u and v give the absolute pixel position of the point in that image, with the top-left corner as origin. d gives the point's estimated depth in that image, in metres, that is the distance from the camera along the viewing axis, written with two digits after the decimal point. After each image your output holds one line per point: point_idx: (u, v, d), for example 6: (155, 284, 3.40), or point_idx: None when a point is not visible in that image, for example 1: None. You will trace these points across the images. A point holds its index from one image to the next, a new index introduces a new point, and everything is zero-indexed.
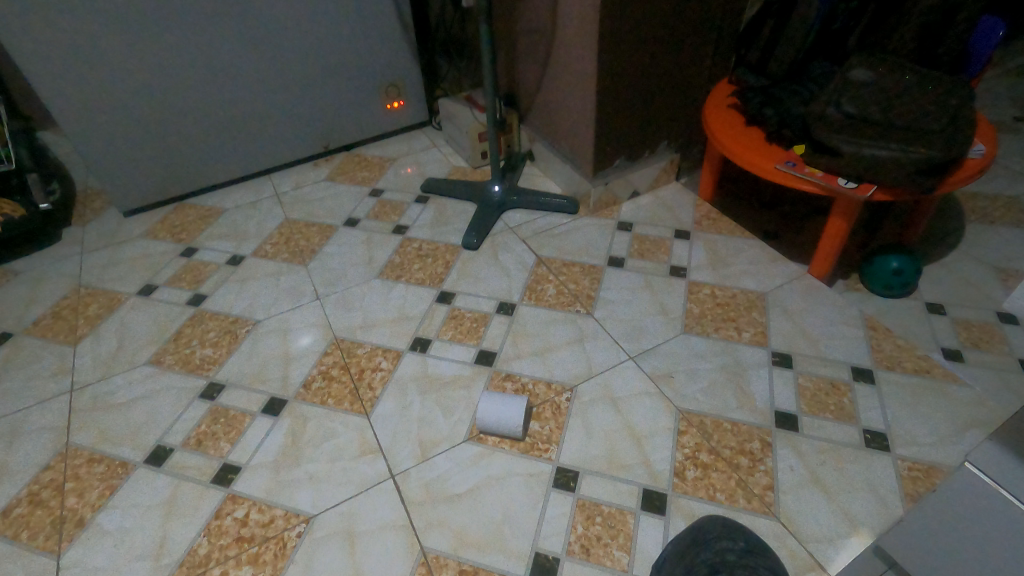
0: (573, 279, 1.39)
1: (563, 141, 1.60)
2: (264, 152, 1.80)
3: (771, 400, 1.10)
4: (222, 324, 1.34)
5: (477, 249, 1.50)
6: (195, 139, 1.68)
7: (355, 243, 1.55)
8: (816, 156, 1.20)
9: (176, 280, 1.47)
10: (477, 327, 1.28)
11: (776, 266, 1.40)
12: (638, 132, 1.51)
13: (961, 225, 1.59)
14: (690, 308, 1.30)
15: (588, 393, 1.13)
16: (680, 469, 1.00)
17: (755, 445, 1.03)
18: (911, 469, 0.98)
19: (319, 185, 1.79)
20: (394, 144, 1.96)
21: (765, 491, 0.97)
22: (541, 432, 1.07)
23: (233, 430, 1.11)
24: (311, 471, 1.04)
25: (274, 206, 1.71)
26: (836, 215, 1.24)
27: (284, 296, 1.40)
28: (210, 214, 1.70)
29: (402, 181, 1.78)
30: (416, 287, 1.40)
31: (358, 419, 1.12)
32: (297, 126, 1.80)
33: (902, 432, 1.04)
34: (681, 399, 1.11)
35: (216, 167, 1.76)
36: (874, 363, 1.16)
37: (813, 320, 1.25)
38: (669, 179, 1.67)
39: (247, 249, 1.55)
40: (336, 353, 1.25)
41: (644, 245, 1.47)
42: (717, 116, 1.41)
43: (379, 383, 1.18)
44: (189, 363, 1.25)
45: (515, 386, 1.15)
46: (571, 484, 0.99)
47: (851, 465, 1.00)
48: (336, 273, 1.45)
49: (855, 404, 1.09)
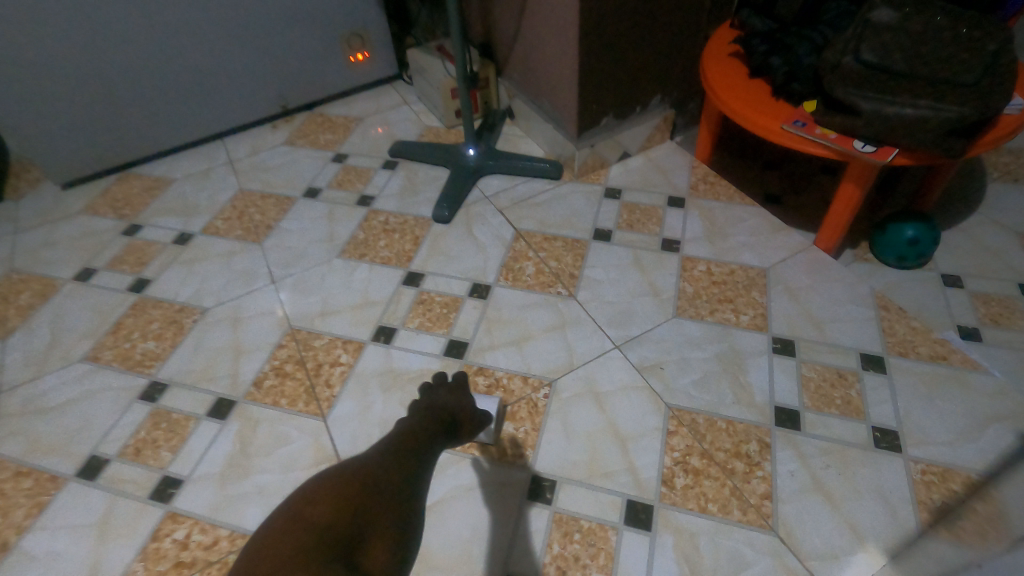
0: (555, 256, 1.25)
1: (544, 97, 1.42)
2: (214, 113, 1.62)
3: (770, 393, 0.99)
4: (167, 313, 1.21)
5: (449, 222, 1.35)
6: (137, 101, 1.50)
7: (316, 217, 1.40)
8: (830, 114, 1.04)
9: (117, 263, 1.33)
10: (446, 313, 1.16)
11: (778, 237, 1.26)
12: (628, 86, 1.34)
13: (980, 183, 1.44)
14: (684, 287, 1.17)
15: (568, 388, 1.02)
16: (668, 476, 0.90)
17: (752, 447, 0.93)
18: (926, 473, 0.89)
19: (278, 150, 1.62)
20: (361, 103, 1.78)
21: (762, 500, 0.87)
22: (516, 435, 0.97)
23: (176, 436, 1.01)
24: (261, 484, 0.94)
25: (227, 174, 1.56)
26: (849, 180, 1.09)
27: (235, 280, 1.27)
28: (157, 185, 1.54)
29: (369, 144, 1.61)
30: (381, 267, 1.27)
31: (313, 422, 1.01)
32: (248, 83, 1.61)
33: (914, 428, 0.94)
34: (670, 394, 1.00)
35: (161, 131, 1.58)
36: (885, 349, 1.04)
37: (818, 299, 1.13)
38: (662, 138, 1.51)
39: (196, 226, 1.41)
40: (291, 345, 1.13)
41: (633, 215, 1.33)
42: (717, 67, 1.23)
43: (338, 379, 1.07)
44: (129, 359, 1.13)
45: (488, 381, 1.04)
46: (548, 495, 0.90)
47: (858, 468, 0.90)
48: (294, 252, 1.32)
49: (863, 397, 0.98)
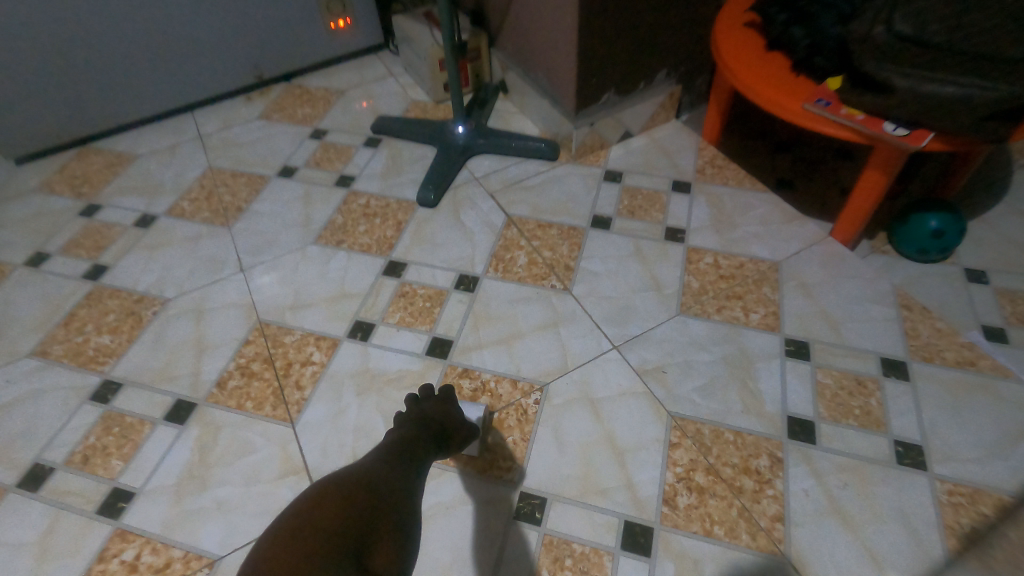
0: (549, 245, 1.15)
1: (540, 70, 1.30)
2: (183, 84, 1.49)
3: (782, 402, 0.91)
4: (124, 304, 1.11)
5: (435, 206, 1.25)
6: (94, 69, 1.37)
7: (290, 199, 1.29)
8: (858, 93, 0.93)
9: (72, 247, 1.22)
10: (430, 308, 1.06)
11: (791, 228, 1.16)
12: (633, 60, 1.22)
13: (1008, 169, 1.34)
14: (689, 282, 1.08)
15: (561, 394, 0.93)
16: (670, 494, 0.82)
17: (763, 462, 0.85)
18: (953, 494, 0.81)
19: (251, 125, 1.50)
20: (342, 74, 1.64)
21: (773, 523, 0.79)
22: (503, 445, 0.88)
23: (128, 443, 0.91)
24: (221, 498, 0.85)
25: (196, 150, 1.44)
26: (874, 166, 0.99)
27: (200, 267, 1.16)
28: (119, 162, 1.42)
29: (350, 120, 1.49)
30: (360, 255, 1.16)
31: (280, 429, 0.92)
32: (220, 51, 1.48)
33: (940, 443, 0.85)
34: (673, 401, 0.91)
35: (123, 102, 1.45)
36: (908, 354, 0.96)
37: (835, 297, 1.04)
38: (667, 117, 1.39)
39: (160, 207, 1.30)
40: (259, 341, 1.03)
41: (635, 201, 1.23)
42: (732, 38, 1.12)
43: (310, 381, 0.97)
44: (80, 354, 1.03)
45: (473, 384, 0.95)
46: (537, 515, 0.81)
47: (878, 488, 0.82)
48: (266, 238, 1.21)
49: (884, 407, 0.89)
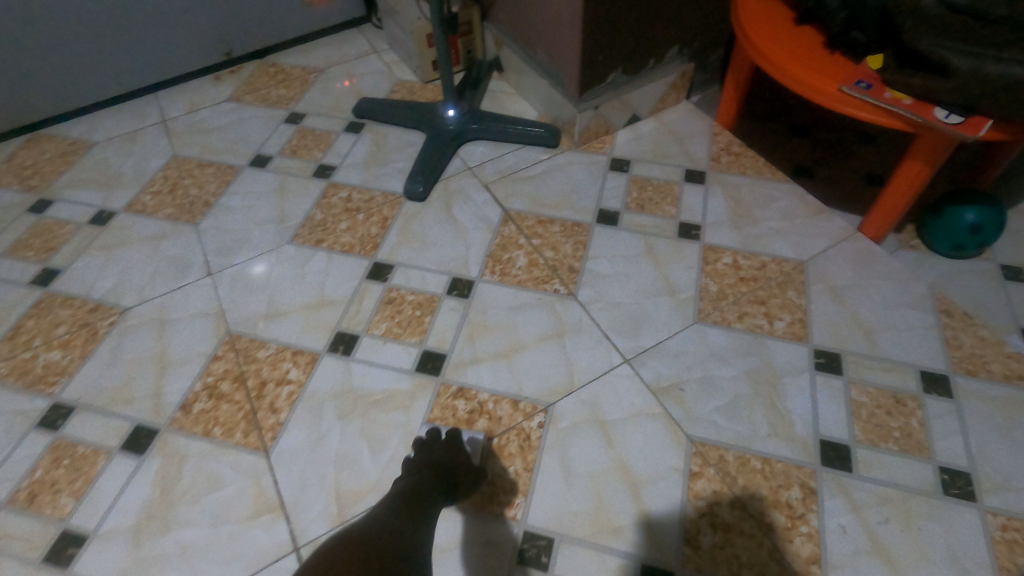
0: (551, 244, 1.04)
1: (540, 47, 1.17)
2: (143, 63, 1.35)
3: (814, 424, 0.81)
4: (77, 314, 0.99)
5: (424, 200, 1.13)
6: (39, 48, 1.22)
7: (263, 192, 1.16)
8: (906, 74, 0.82)
9: (20, 248, 1.10)
10: (419, 317, 0.95)
11: (817, 223, 1.06)
12: (642, 35, 1.09)
13: None
14: (706, 285, 0.97)
15: (567, 416, 0.83)
16: (693, 533, 0.73)
17: (795, 494, 0.76)
18: (1007, 530, 0.72)
19: (221, 108, 1.36)
20: (321, 51, 1.50)
21: (807, 566, 0.71)
22: (503, 477, 0.78)
23: (80, 478, 0.81)
24: (185, 540, 0.75)
25: (160, 136, 1.30)
26: (918, 156, 0.88)
27: (162, 271, 1.04)
28: (73, 150, 1.28)
29: (330, 102, 1.36)
30: (341, 257, 1.05)
31: (253, 459, 0.82)
32: (183, 26, 1.33)
33: (990, 470, 0.77)
34: (693, 423, 0.82)
35: (75, 84, 1.30)
36: (950, 367, 0.86)
37: (867, 302, 0.94)
38: (677, 98, 1.27)
39: (119, 201, 1.17)
40: (229, 357, 0.92)
41: (644, 193, 1.12)
42: (756, 11, 0.99)
43: (285, 403, 0.87)
44: (27, 373, 0.92)
45: (469, 406, 0.85)
46: (543, 559, 0.72)
47: (923, 524, 0.73)
48: (236, 236, 1.09)
49: (927, 429, 0.80)
